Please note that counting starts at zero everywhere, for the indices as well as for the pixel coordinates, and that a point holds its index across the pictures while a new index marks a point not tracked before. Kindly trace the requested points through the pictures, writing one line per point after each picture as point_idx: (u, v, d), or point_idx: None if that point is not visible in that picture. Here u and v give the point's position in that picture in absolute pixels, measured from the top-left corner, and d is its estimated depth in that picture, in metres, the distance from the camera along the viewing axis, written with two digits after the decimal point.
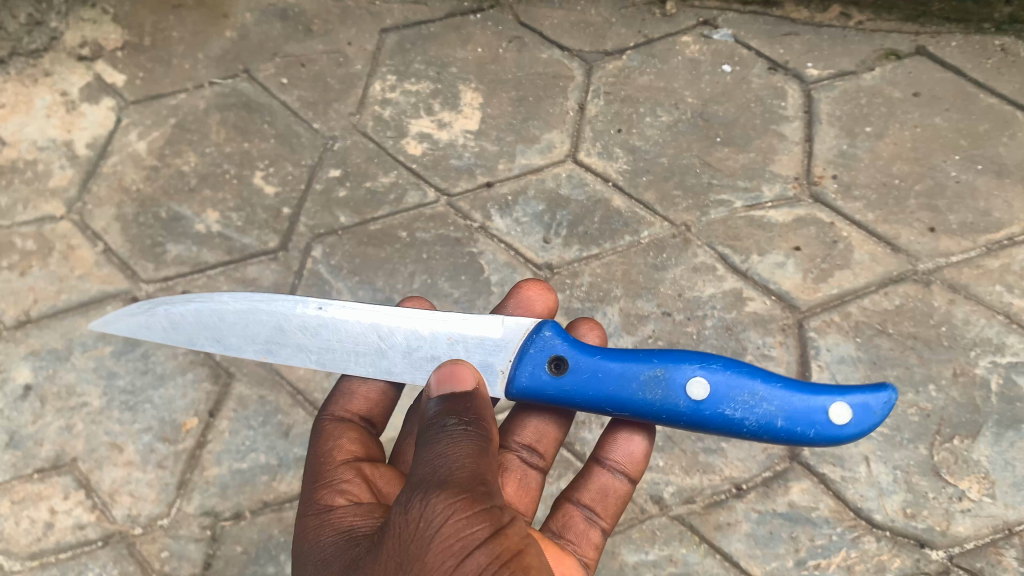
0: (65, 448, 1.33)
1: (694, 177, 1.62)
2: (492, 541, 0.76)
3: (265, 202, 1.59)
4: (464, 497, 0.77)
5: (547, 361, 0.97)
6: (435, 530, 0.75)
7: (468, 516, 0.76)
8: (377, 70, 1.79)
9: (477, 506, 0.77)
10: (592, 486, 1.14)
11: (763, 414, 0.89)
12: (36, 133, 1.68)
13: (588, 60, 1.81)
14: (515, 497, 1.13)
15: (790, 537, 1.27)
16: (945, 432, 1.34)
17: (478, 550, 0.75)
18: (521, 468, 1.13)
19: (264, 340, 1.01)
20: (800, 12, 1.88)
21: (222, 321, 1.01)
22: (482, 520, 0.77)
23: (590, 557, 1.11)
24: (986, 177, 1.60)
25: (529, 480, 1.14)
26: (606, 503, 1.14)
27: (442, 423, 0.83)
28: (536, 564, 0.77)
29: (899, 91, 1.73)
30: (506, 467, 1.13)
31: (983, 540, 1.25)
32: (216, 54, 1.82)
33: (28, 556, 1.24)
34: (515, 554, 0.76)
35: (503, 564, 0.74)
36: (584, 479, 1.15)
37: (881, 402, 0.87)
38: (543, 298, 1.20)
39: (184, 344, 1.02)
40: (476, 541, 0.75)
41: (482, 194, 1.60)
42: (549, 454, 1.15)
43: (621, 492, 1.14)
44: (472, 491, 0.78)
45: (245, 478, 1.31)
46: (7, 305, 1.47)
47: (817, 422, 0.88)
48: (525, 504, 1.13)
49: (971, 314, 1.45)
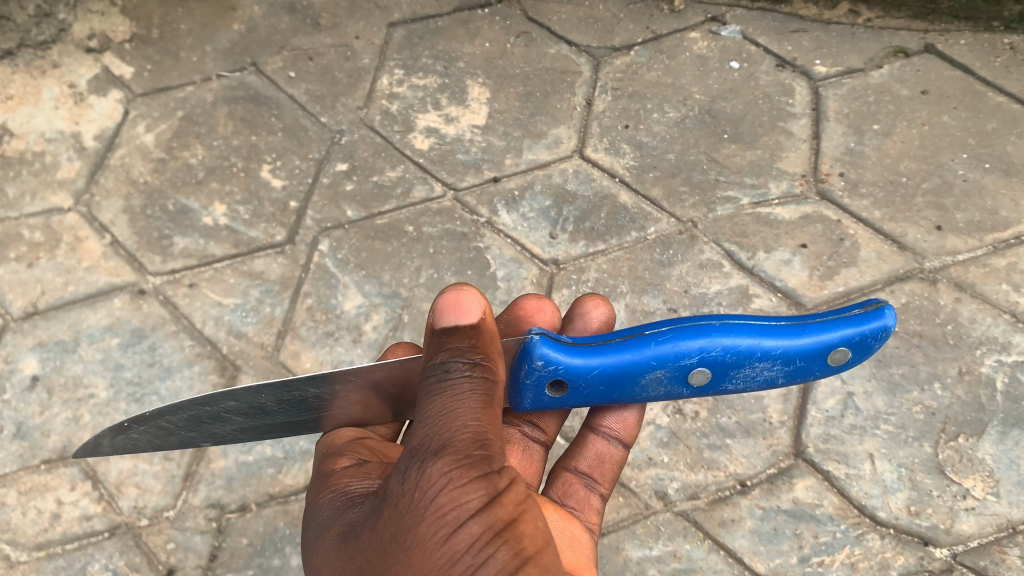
0: (71, 439, 1.33)
1: (701, 174, 1.62)
2: (487, 511, 0.74)
3: (272, 195, 1.59)
4: (461, 469, 0.75)
5: (545, 386, 0.95)
6: (429, 500, 0.73)
7: (464, 485, 0.74)
8: (384, 64, 1.79)
9: (474, 474, 0.75)
10: (590, 454, 1.15)
11: (764, 377, 0.94)
12: (44, 125, 1.68)
13: (596, 55, 1.80)
14: (519, 469, 1.13)
15: (794, 534, 1.27)
16: (950, 430, 1.34)
17: (471, 520, 0.73)
18: (523, 440, 1.15)
19: (252, 423, 0.96)
20: (809, 8, 1.88)
21: (195, 421, 0.94)
22: (478, 488, 0.75)
23: (594, 522, 1.13)
24: (993, 176, 1.59)
25: (531, 452, 1.15)
26: (604, 469, 1.15)
27: (448, 373, 0.83)
28: (531, 534, 0.76)
29: (907, 89, 1.73)
30: (507, 439, 1.14)
31: (987, 538, 1.25)
32: (224, 47, 1.82)
33: (35, 546, 1.25)
34: (510, 524, 0.75)
35: (496, 535, 0.73)
36: (580, 447, 1.15)
37: (878, 336, 0.89)
38: (542, 311, 1.15)
39: (178, 445, 0.98)
40: (469, 511, 0.73)
41: (489, 189, 1.60)
42: (550, 429, 1.16)
43: (617, 457, 1.15)
44: (470, 460, 0.76)
45: (251, 470, 1.31)
46: (14, 295, 1.47)
47: (816, 369, 0.93)
48: (530, 476, 1.14)
49: (977, 312, 1.44)
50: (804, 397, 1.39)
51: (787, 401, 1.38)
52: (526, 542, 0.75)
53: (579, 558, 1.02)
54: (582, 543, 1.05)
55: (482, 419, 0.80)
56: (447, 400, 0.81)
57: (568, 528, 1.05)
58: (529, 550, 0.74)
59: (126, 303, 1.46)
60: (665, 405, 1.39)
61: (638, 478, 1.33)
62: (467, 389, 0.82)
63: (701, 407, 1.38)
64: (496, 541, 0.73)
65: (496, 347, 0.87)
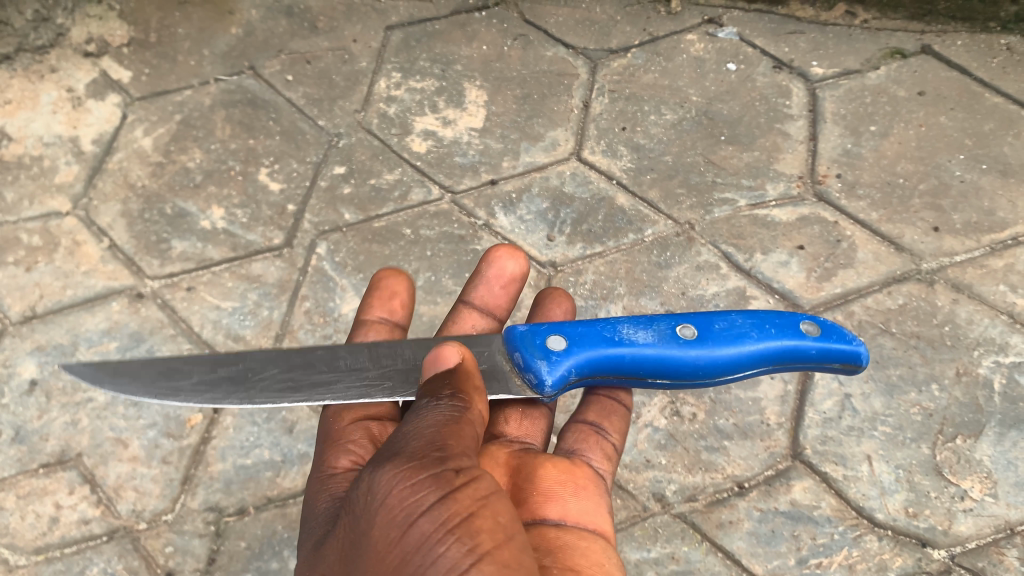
0: (70, 443, 1.34)
1: (698, 176, 1.63)
2: (437, 508, 0.73)
3: (270, 199, 1.59)
4: (410, 470, 0.76)
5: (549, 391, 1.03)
6: (380, 502, 0.75)
7: (413, 485, 0.74)
8: (382, 67, 1.79)
9: (424, 474, 0.75)
10: (595, 405, 1.15)
11: None
12: (42, 129, 1.69)
13: (593, 57, 1.81)
14: (523, 427, 1.12)
15: (793, 535, 1.27)
16: (948, 431, 1.34)
17: (421, 518, 0.73)
18: (523, 403, 1.13)
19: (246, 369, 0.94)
20: (806, 10, 1.88)
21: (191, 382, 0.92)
22: (428, 487, 0.74)
23: (605, 468, 1.09)
24: (990, 177, 1.60)
25: (533, 413, 1.13)
26: (612, 418, 1.14)
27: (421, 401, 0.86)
28: (488, 527, 0.73)
29: (905, 90, 1.73)
30: (506, 403, 1.13)
31: (985, 540, 1.25)
32: (222, 51, 1.83)
33: (33, 550, 1.25)
34: (465, 519, 0.73)
35: (447, 531, 0.72)
36: (584, 401, 1.16)
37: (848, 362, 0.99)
38: (514, 260, 1.25)
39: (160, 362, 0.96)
40: (419, 510, 0.73)
41: (487, 191, 1.60)
42: None
43: (623, 406, 1.16)
44: (420, 461, 0.77)
45: (249, 474, 1.31)
46: (13, 300, 1.47)
47: None
48: (535, 433, 1.13)
49: (974, 313, 1.45)
50: (801, 399, 1.39)
51: (785, 403, 1.39)
52: (481, 537, 0.72)
53: (587, 507, 0.98)
54: (589, 492, 1.00)
55: (442, 430, 0.81)
56: (413, 417, 0.84)
57: (571, 478, 1.00)
58: (483, 544, 0.72)
59: (124, 307, 1.46)
60: (663, 407, 1.39)
61: (636, 480, 1.33)
62: (432, 409, 0.83)
63: (698, 409, 1.39)
64: (448, 537, 0.72)
65: (473, 379, 0.88)
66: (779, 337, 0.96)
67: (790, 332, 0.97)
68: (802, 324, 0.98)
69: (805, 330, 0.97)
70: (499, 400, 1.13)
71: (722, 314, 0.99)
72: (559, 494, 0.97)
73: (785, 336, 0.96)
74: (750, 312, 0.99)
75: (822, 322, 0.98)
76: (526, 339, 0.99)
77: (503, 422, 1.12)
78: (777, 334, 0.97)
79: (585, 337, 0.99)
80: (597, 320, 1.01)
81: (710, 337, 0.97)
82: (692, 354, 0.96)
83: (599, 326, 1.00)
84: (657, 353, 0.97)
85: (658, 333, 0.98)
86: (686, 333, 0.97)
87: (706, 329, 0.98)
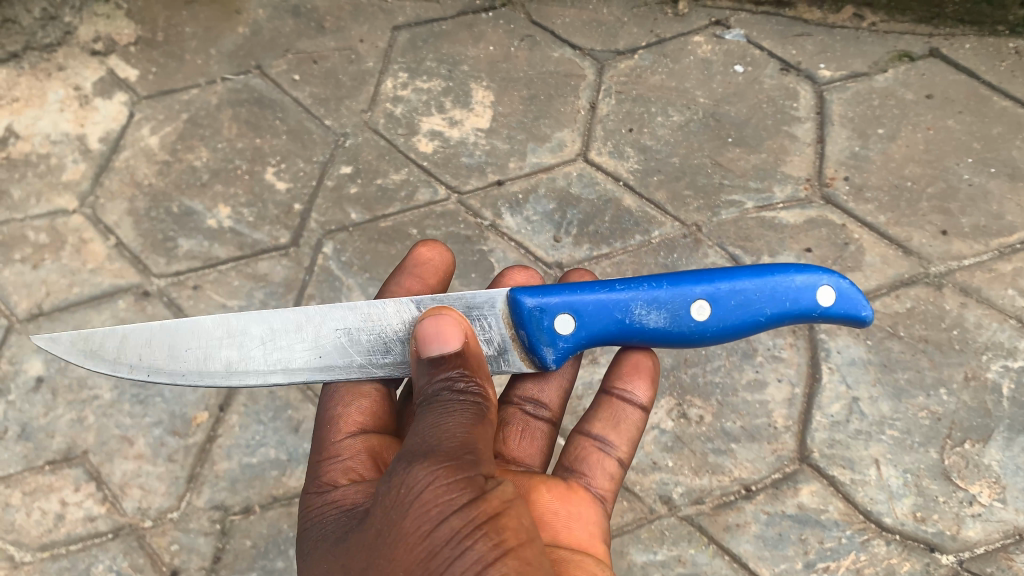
0: (76, 440, 1.33)
1: (705, 177, 1.62)
2: (470, 506, 0.74)
3: (277, 198, 1.59)
4: (445, 467, 0.75)
5: None
6: (415, 496, 0.74)
7: (449, 483, 0.74)
8: (388, 67, 1.79)
9: (460, 474, 0.75)
10: (603, 415, 1.12)
11: None
12: (50, 127, 1.69)
13: (600, 58, 1.80)
14: (522, 450, 1.12)
15: (799, 539, 1.26)
16: (956, 435, 1.33)
17: (454, 515, 0.73)
18: (524, 420, 1.14)
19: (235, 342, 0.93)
20: (813, 12, 1.87)
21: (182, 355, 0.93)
22: (462, 487, 0.75)
23: (607, 489, 1.08)
24: (998, 180, 1.59)
25: (533, 431, 1.13)
26: (616, 432, 1.12)
27: (442, 393, 0.84)
28: (513, 527, 0.75)
29: (912, 93, 1.72)
30: (508, 421, 1.13)
31: (994, 545, 1.24)
32: (228, 50, 1.83)
33: (39, 547, 1.24)
34: (493, 518, 0.74)
35: (477, 527, 0.73)
36: (593, 409, 1.13)
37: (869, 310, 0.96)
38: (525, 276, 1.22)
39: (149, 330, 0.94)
40: (454, 507, 0.73)
41: (493, 192, 1.60)
42: (555, 406, 1.15)
43: (632, 421, 1.12)
44: (456, 461, 0.76)
45: (254, 472, 1.31)
46: (19, 297, 1.47)
47: None
48: (534, 456, 1.12)
49: (982, 317, 1.44)
50: (809, 402, 1.38)
51: (793, 406, 1.37)
52: (507, 534, 0.74)
53: (580, 535, 0.97)
54: (582, 519, 0.99)
55: (474, 431, 0.80)
56: (434, 412, 0.82)
57: (564, 507, 1.00)
58: (510, 542, 0.73)
59: (130, 304, 1.46)
60: (670, 409, 1.38)
61: (642, 482, 1.33)
62: (458, 406, 0.82)
63: (705, 412, 1.38)
64: (476, 533, 0.72)
65: (486, 370, 0.89)
66: (794, 311, 0.93)
67: (808, 304, 0.92)
68: (822, 293, 0.92)
69: (824, 301, 0.92)
70: (502, 418, 1.14)
71: (740, 285, 0.94)
72: (551, 523, 0.96)
73: (801, 310, 0.93)
74: (768, 281, 0.93)
75: (845, 287, 0.92)
76: (532, 321, 0.96)
77: (503, 441, 1.12)
78: (792, 307, 0.93)
79: (593, 319, 0.96)
80: (606, 294, 0.96)
81: (722, 313, 0.94)
82: (701, 332, 0.95)
83: (610, 304, 0.96)
84: (666, 332, 0.96)
85: (668, 313, 0.95)
86: (698, 309, 0.95)
87: (720, 304, 0.94)
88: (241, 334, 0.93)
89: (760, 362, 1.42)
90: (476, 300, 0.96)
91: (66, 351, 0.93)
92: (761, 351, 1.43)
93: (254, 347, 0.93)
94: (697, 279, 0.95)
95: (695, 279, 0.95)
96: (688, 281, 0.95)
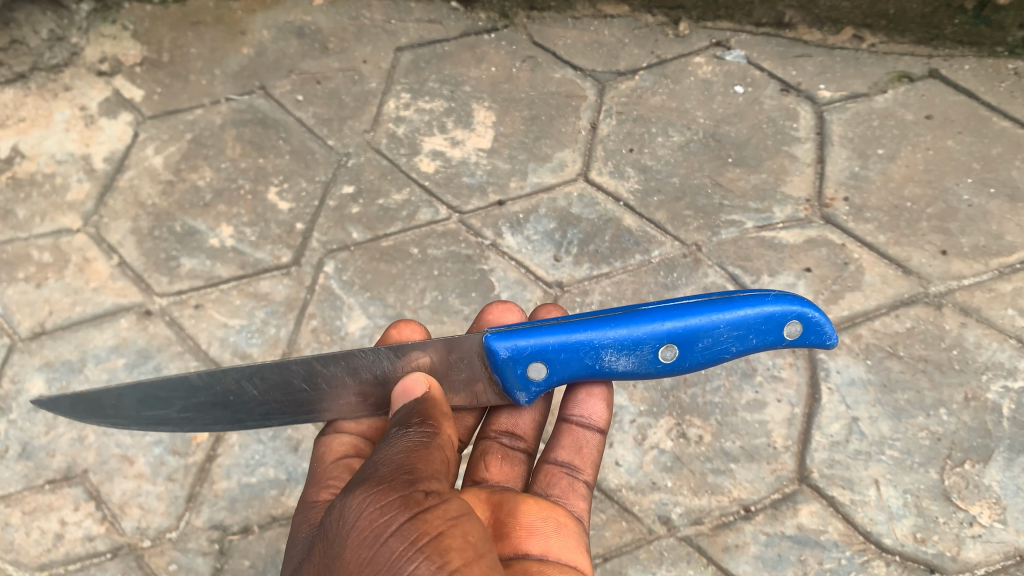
0: (76, 460, 1.34)
1: (705, 198, 1.63)
2: (407, 527, 0.74)
3: (279, 217, 1.60)
4: (380, 493, 0.77)
5: None
6: (351, 525, 0.75)
7: (383, 506, 0.75)
8: (392, 88, 1.81)
9: (394, 496, 0.77)
10: (567, 444, 1.13)
11: None
12: (56, 146, 1.71)
13: (600, 79, 1.82)
14: (502, 476, 1.12)
15: (798, 560, 1.26)
16: (956, 456, 1.33)
17: (392, 538, 0.73)
18: (503, 449, 1.13)
19: (232, 397, 0.98)
20: (813, 34, 1.88)
21: (189, 408, 0.99)
22: (397, 508, 0.75)
23: (584, 512, 1.09)
24: (997, 202, 1.59)
25: (513, 458, 1.13)
26: (584, 456, 1.13)
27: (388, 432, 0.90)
28: (458, 546, 0.73)
29: (911, 113, 1.73)
30: (486, 451, 1.13)
31: (995, 566, 1.24)
32: (233, 71, 1.84)
33: (38, 566, 1.26)
34: (434, 537, 0.73)
35: (416, 549, 0.72)
36: (557, 440, 1.14)
37: None
38: (510, 313, 1.20)
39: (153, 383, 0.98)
40: (387, 529, 0.73)
41: (494, 212, 1.61)
42: (530, 434, 1.16)
43: (595, 443, 1.13)
44: (391, 484, 0.78)
45: (254, 492, 1.31)
46: (23, 316, 1.48)
47: None
48: (514, 482, 1.12)
49: (982, 337, 1.44)
50: (810, 422, 1.38)
51: (792, 426, 1.38)
52: (451, 555, 0.72)
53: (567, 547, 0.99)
54: (568, 531, 1.01)
55: (410, 454, 0.83)
56: (386, 446, 0.86)
57: (552, 518, 1.02)
58: (453, 563, 0.71)
59: (132, 323, 1.47)
60: (670, 429, 1.38)
61: (642, 503, 1.33)
62: (403, 437, 0.87)
63: (705, 432, 1.38)
64: (417, 556, 0.71)
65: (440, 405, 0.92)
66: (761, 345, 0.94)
67: (776, 340, 0.93)
68: (792, 332, 0.92)
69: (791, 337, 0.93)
70: (480, 448, 1.14)
71: (711, 329, 0.93)
72: (539, 534, 0.98)
73: (766, 343, 0.94)
74: (737, 324, 0.92)
75: (813, 321, 0.91)
76: (507, 371, 0.98)
77: (483, 467, 1.12)
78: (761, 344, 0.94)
79: (563, 365, 0.98)
80: (576, 343, 0.96)
81: (690, 354, 0.96)
82: (668, 368, 0.98)
83: (580, 352, 0.97)
84: (636, 372, 0.99)
85: (638, 359, 0.97)
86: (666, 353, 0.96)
87: (687, 348, 0.95)
88: (230, 390, 0.97)
89: (759, 382, 1.42)
90: (457, 338, 0.97)
91: (69, 412, 1.02)
92: (762, 371, 1.43)
93: (245, 401, 0.98)
94: (666, 322, 0.93)
95: (666, 322, 0.93)
96: (657, 325, 0.94)
